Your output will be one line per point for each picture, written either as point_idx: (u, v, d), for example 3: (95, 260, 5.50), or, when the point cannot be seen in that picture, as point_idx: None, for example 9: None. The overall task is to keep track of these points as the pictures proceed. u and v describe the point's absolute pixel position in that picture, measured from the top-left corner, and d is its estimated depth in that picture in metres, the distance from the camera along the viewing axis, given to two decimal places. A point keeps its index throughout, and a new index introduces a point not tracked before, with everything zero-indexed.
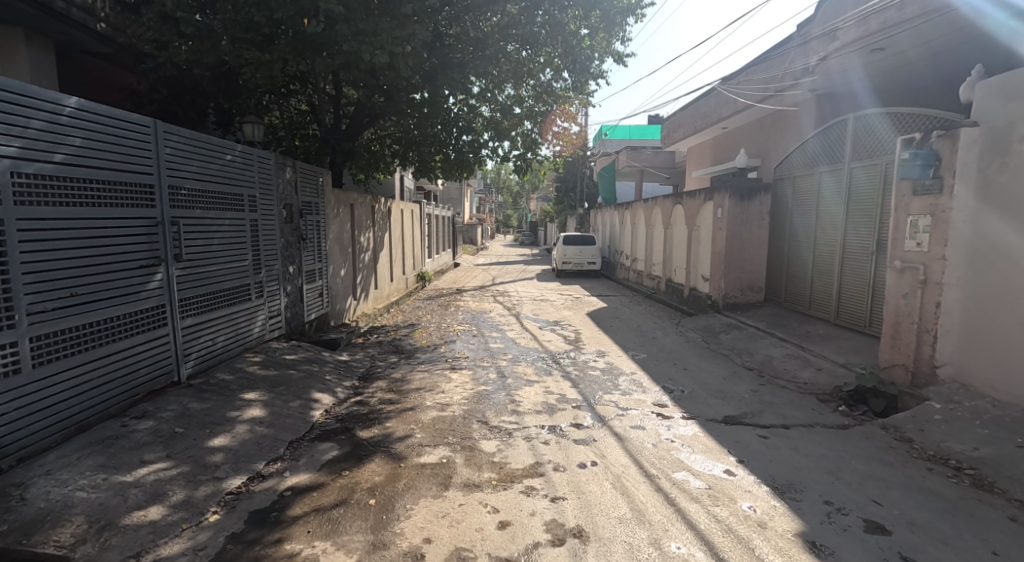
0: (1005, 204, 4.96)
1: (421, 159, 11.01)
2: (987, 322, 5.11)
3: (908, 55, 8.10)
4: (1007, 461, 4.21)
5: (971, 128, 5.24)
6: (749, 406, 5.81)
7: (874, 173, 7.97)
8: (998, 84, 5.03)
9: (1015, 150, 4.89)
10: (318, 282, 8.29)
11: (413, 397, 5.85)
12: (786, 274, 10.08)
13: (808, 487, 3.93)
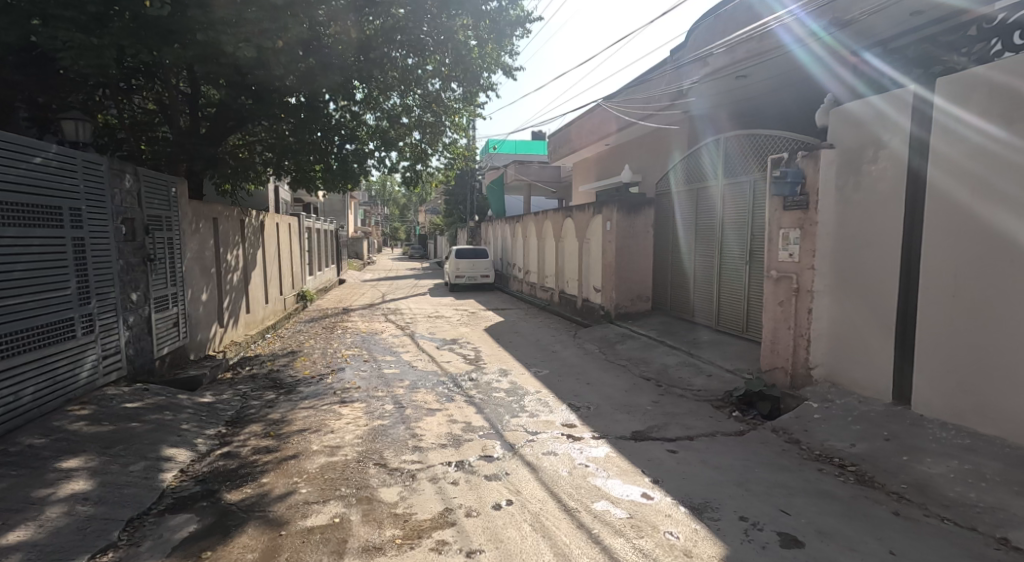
0: (860, 216, 5.38)
1: (297, 168, 9.93)
2: (851, 326, 5.48)
3: (769, 82, 8.78)
4: (882, 455, 4.50)
5: (829, 149, 5.65)
6: (655, 419, 5.85)
7: (742, 189, 8.58)
8: (849, 109, 5.48)
9: (867, 169, 5.32)
10: (171, 310, 7.25)
11: (296, 442, 5.19)
12: (670, 283, 10.53)
13: (723, 503, 3.98)
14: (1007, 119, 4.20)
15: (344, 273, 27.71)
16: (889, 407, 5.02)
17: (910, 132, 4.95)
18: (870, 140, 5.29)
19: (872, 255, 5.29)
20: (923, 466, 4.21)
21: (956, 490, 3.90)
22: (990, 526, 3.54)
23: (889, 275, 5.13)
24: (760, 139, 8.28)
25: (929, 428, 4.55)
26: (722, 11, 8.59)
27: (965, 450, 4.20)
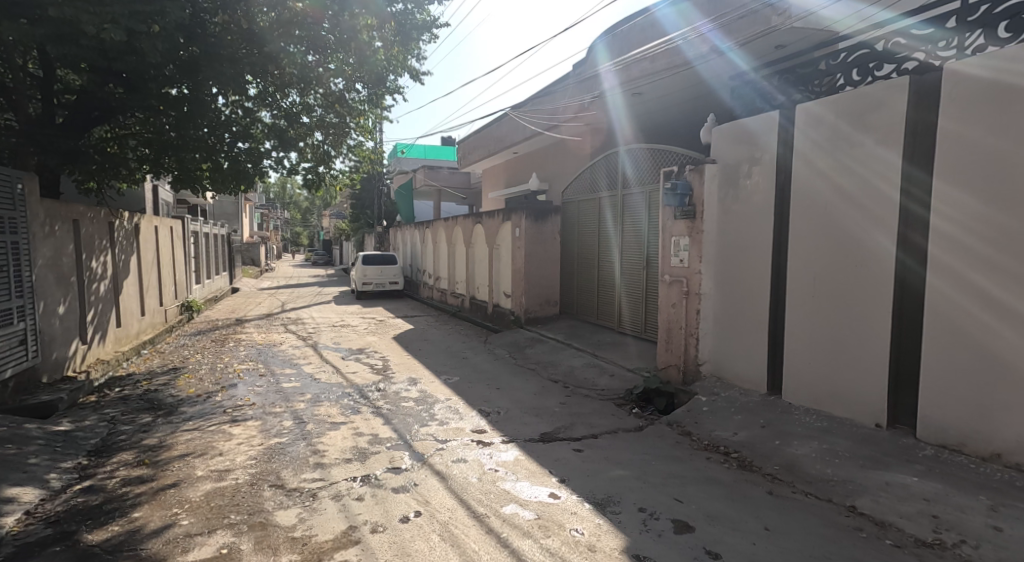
0: (740, 224, 5.92)
1: (180, 165, 8.63)
2: (732, 326, 6.02)
3: (661, 100, 9.42)
4: (758, 441, 5.00)
5: (712, 164, 6.19)
6: (562, 420, 6.11)
7: (640, 199, 9.11)
8: (729, 127, 6.02)
9: (743, 183, 5.88)
10: (18, 325, 6.57)
11: (174, 469, 4.93)
12: (576, 288, 10.98)
13: (624, 496, 4.26)
14: (851, 140, 4.80)
15: (238, 282, 26.17)
16: (763, 398, 5.55)
17: (777, 151, 5.52)
18: (745, 157, 5.85)
19: (749, 261, 5.83)
20: (791, 449, 4.72)
21: (816, 467, 4.41)
22: (843, 496, 4.04)
23: (762, 279, 5.68)
24: (656, 154, 8.79)
25: (797, 414, 5.10)
26: (618, 32, 9.18)
27: (824, 431, 4.75)
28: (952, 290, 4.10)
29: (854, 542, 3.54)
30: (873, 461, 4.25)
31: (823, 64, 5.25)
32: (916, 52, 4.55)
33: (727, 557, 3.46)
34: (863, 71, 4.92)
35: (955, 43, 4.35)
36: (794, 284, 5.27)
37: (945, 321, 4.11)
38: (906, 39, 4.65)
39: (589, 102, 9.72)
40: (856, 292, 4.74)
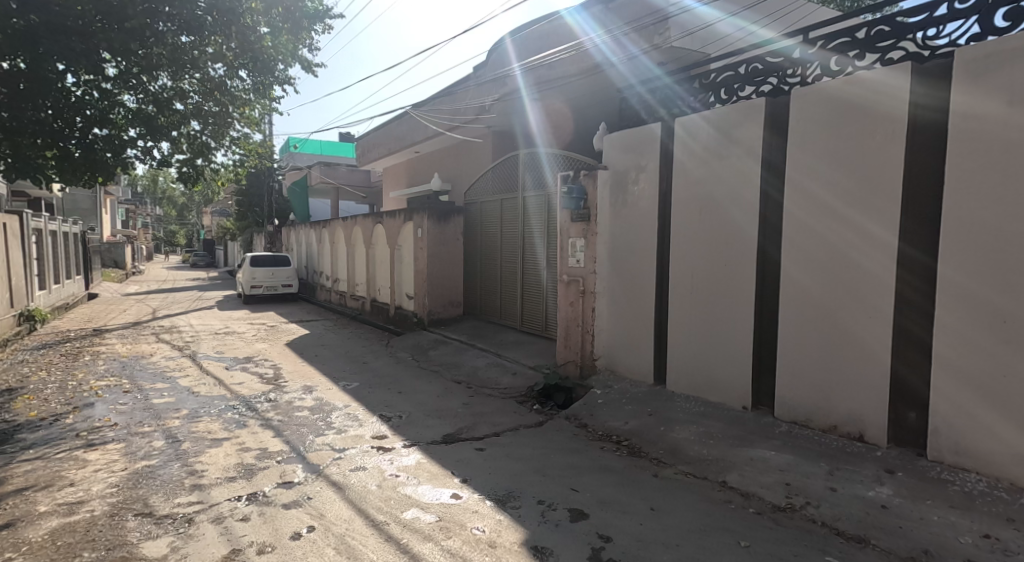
0: (628, 227, 6.27)
1: (15, 152, 6.81)
2: (622, 323, 6.36)
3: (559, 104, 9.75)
4: (646, 428, 5.35)
5: (604, 170, 6.52)
6: (464, 420, 6.18)
7: (540, 202, 9.37)
8: (618, 136, 6.36)
9: (631, 189, 6.23)
10: None
11: (11, 505, 4.36)
12: (479, 288, 11.10)
13: (524, 491, 4.40)
14: (721, 151, 5.22)
15: (100, 287, 23.59)
16: (650, 388, 5.94)
17: (659, 160, 5.90)
18: (632, 165, 6.20)
19: (636, 262, 6.18)
20: (674, 433, 5.10)
21: (695, 448, 4.80)
22: (716, 473, 4.43)
23: (648, 278, 6.04)
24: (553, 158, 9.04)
25: (679, 401, 5.51)
26: (519, 38, 9.51)
27: (701, 415, 5.18)
28: (796, 282, 4.60)
29: (727, 512, 3.90)
30: (741, 439, 4.68)
31: (696, 83, 5.63)
32: (772, 76, 4.97)
33: (617, 539, 3.68)
34: (730, 91, 5.34)
35: (799, 73, 4.79)
36: (676, 283, 5.66)
37: (792, 311, 4.63)
38: (762, 65, 5.06)
39: (490, 104, 9.90)
40: (728, 289, 5.17)
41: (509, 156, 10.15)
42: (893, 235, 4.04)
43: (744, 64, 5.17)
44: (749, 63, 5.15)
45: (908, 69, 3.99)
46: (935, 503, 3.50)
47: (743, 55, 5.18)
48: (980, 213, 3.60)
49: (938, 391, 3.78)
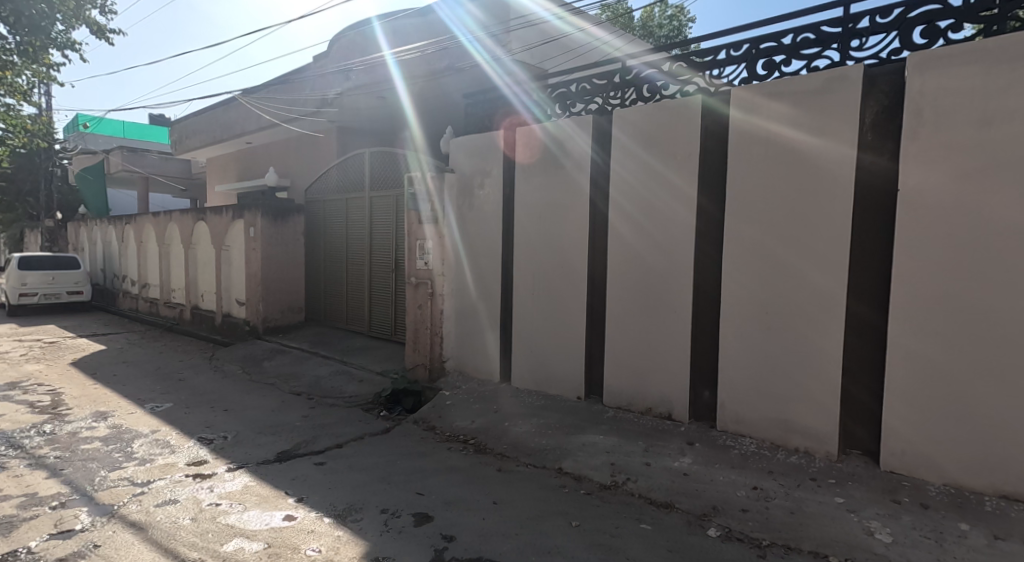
0: (473, 228, 6.43)
1: None
2: (470, 323, 6.50)
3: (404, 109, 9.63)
4: (492, 425, 5.53)
5: (451, 174, 6.61)
6: (303, 434, 5.86)
7: (388, 201, 9.20)
8: (465, 140, 6.47)
9: (477, 193, 6.38)
10: None
11: None
12: (323, 291, 10.61)
13: (366, 502, 4.30)
14: (558, 158, 5.54)
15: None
16: (496, 386, 6.14)
17: (502, 165, 6.12)
18: (478, 169, 6.36)
19: (482, 262, 6.34)
20: (518, 427, 5.33)
21: (536, 439, 5.06)
22: (555, 460, 4.72)
23: (494, 278, 6.23)
24: (399, 159, 8.93)
25: (523, 397, 5.78)
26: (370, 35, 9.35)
27: (543, 408, 5.47)
28: (617, 280, 5.02)
29: (563, 496, 4.18)
30: (576, 427, 5.04)
31: (534, 96, 5.92)
32: (596, 96, 5.43)
33: (460, 538, 3.73)
34: (563, 106, 5.70)
35: (619, 96, 5.25)
36: (522, 284, 5.90)
37: (613, 307, 5.05)
38: (590, 85, 5.47)
39: (332, 98, 9.46)
40: (563, 288, 5.53)
41: (353, 154, 9.85)
42: (686, 233, 4.56)
43: (576, 83, 5.57)
44: (579, 82, 5.55)
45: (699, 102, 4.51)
46: (722, 466, 4.03)
47: (574, 74, 5.55)
48: (746, 209, 4.17)
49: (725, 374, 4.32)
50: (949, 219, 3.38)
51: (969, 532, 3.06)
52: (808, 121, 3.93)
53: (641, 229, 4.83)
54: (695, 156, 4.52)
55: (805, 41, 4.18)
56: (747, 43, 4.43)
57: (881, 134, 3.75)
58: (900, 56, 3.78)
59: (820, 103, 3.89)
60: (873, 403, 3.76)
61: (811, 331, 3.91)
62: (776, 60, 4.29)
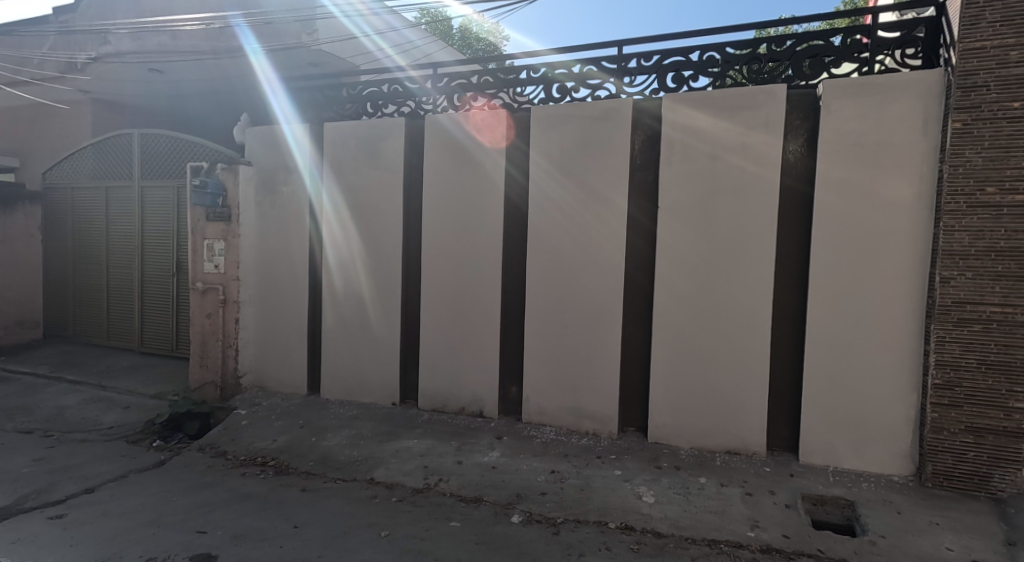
0: (276, 230, 6.11)
1: None
2: (271, 327, 6.21)
3: (178, 86, 8.54)
4: (296, 442, 5.28)
5: (247, 167, 6.17)
6: (37, 481, 4.86)
7: (166, 195, 8.19)
8: (263, 131, 6.11)
9: (280, 191, 6.09)
10: None
11: None
12: (71, 299, 8.99)
13: (128, 553, 3.73)
14: (371, 161, 5.62)
15: None
16: (305, 399, 6.01)
17: (308, 163, 5.96)
18: (281, 164, 6.07)
19: (285, 263, 6.08)
20: (326, 441, 5.21)
21: (345, 452, 5.00)
22: (365, 472, 4.70)
23: (300, 281, 6.04)
24: (170, 142, 7.97)
25: (333, 408, 5.72)
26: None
27: (355, 419, 5.48)
28: (430, 286, 5.26)
29: (370, 508, 4.17)
30: (389, 434, 5.15)
31: (345, 92, 5.94)
32: (408, 100, 5.62)
33: None
34: (375, 106, 5.79)
35: (431, 102, 5.54)
36: (331, 288, 5.84)
37: (425, 312, 5.29)
38: (401, 88, 5.66)
39: (83, 63, 7.86)
40: (378, 291, 5.60)
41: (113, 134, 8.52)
42: (491, 244, 4.99)
43: (387, 84, 5.72)
44: (390, 83, 5.70)
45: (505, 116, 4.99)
46: (526, 455, 4.55)
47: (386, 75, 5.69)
48: (542, 222, 4.69)
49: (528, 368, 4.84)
50: (690, 229, 4.17)
51: (705, 484, 3.94)
52: (589, 145, 4.54)
53: (450, 239, 5.15)
54: (499, 166, 4.94)
55: (589, 73, 4.71)
56: (544, 67, 4.89)
57: (647, 158, 4.51)
58: (655, 95, 4.44)
59: (598, 126, 4.51)
60: (640, 384, 4.59)
61: (594, 329, 4.57)
62: (568, 86, 4.83)
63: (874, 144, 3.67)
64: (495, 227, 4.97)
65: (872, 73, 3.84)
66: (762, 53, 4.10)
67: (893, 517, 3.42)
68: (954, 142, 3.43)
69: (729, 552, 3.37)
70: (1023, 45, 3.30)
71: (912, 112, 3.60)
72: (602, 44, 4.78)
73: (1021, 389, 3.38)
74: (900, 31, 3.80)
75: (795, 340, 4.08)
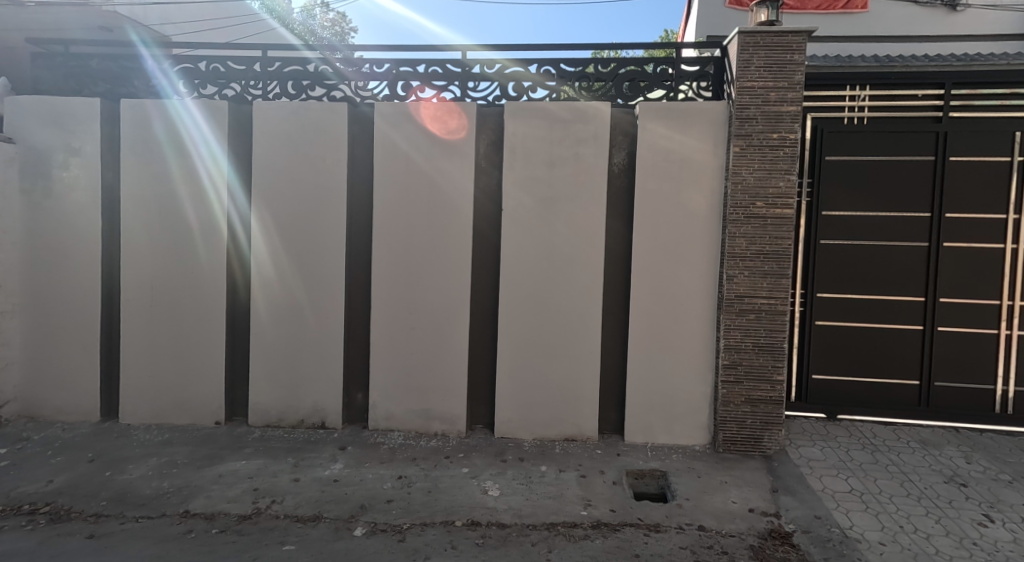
0: (57, 228, 5.10)
1: None
2: (43, 342, 5.15)
3: None
4: (81, 479, 4.27)
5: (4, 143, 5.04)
6: None
7: None
8: (30, 101, 5.07)
9: (57, 175, 5.08)
10: None
11: None
12: None
13: None
14: (183, 149, 4.98)
15: None
16: (96, 426, 5.09)
17: (97, 145, 5.07)
18: (57, 143, 5.07)
19: (65, 263, 5.11)
20: (125, 475, 4.33)
21: (151, 485, 4.19)
22: (177, 506, 3.95)
23: (88, 284, 5.11)
24: None
25: (135, 434, 4.93)
26: None
27: (163, 444, 4.77)
28: (264, 291, 4.91)
29: (185, 549, 3.49)
30: (210, 457, 4.58)
31: (149, 64, 5.12)
32: (233, 82, 5.11)
33: None
34: (190, 85, 5.14)
35: (260, 86, 5.09)
36: (132, 294, 5.05)
37: (258, 319, 4.92)
38: (224, 68, 5.10)
39: None
40: (194, 297, 5.00)
41: None
42: (334, 247, 4.83)
43: (206, 61, 5.09)
44: (209, 60, 5.09)
45: (346, 110, 4.82)
46: (372, 464, 4.42)
47: (205, 51, 5.04)
48: (388, 225, 4.70)
49: (374, 373, 4.80)
50: (530, 235, 4.54)
51: (546, 471, 4.27)
52: (435, 149, 4.66)
53: (289, 242, 4.87)
54: (343, 163, 4.81)
55: (434, 74, 4.81)
56: (388, 63, 4.84)
57: (490, 163, 4.77)
58: (498, 102, 4.74)
59: (444, 131, 4.65)
60: (486, 382, 4.85)
61: (441, 331, 4.69)
62: (413, 84, 4.85)
63: (679, 162, 4.40)
64: (339, 228, 4.82)
65: (676, 99, 4.57)
66: (590, 72, 4.62)
67: (695, 481, 4.09)
68: (734, 164, 4.28)
69: (566, 532, 3.62)
70: (779, 87, 4.25)
71: (705, 138, 4.39)
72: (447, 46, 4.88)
73: (781, 364, 4.32)
74: (697, 66, 4.57)
75: (618, 333, 4.66)
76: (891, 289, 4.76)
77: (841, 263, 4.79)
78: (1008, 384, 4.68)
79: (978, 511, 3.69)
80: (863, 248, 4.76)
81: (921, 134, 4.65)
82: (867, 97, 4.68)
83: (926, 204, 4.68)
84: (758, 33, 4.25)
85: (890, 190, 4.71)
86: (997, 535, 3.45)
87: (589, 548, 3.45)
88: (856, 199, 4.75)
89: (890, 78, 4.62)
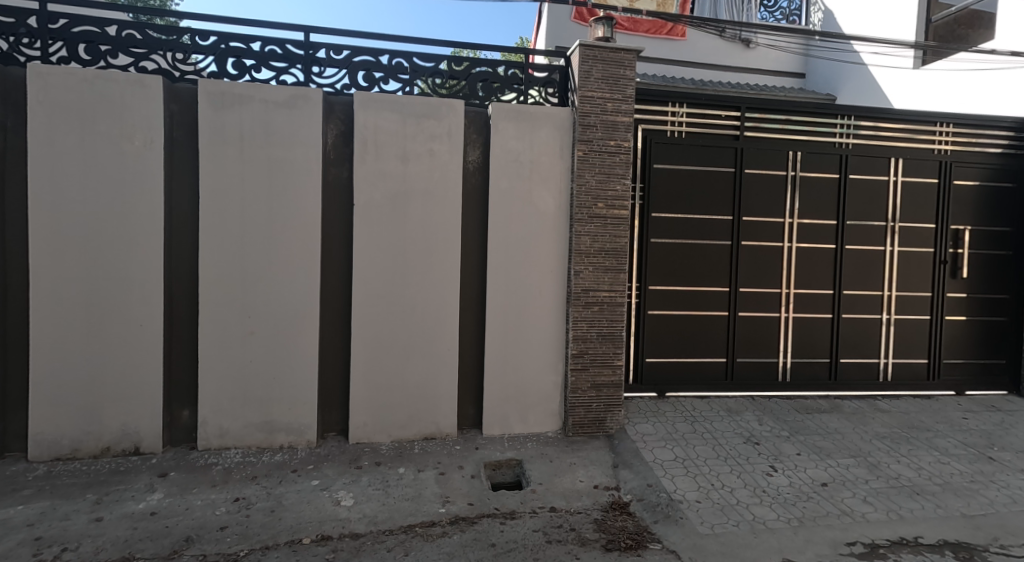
0: None
1: None
2: None
3: None
4: None
5: None
6: None
7: None
8: None
9: None
10: None
11: None
12: None
13: None
14: None
15: None
16: None
17: None
18: None
19: None
20: None
21: None
22: None
23: None
24: None
25: None
26: None
27: None
28: (51, 295, 4.04)
29: None
30: None
31: None
32: None
33: None
34: None
35: (38, 45, 4.15)
36: None
37: (43, 329, 4.04)
38: None
39: None
40: None
41: None
42: (152, 242, 4.15)
43: None
44: None
45: (161, 85, 4.17)
46: (200, 489, 3.88)
47: None
48: (217, 218, 4.19)
49: (202, 385, 4.23)
50: (382, 231, 4.39)
51: (403, 473, 4.16)
52: (274, 135, 4.25)
53: (89, 239, 4.07)
54: (161, 145, 4.16)
55: (271, 53, 4.40)
56: (216, 37, 4.31)
57: (338, 154, 4.50)
58: (346, 91, 4.50)
59: (285, 116, 4.27)
60: (338, 386, 4.57)
61: (284, 334, 4.31)
62: (246, 63, 4.38)
63: (530, 163, 4.61)
64: (155, 219, 4.16)
65: (527, 103, 4.77)
66: (444, 69, 4.63)
67: (548, 466, 4.32)
68: (578, 167, 4.61)
69: (423, 532, 3.56)
70: (615, 99, 4.66)
71: (552, 141, 4.65)
72: (287, 26, 4.49)
73: (620, 350, 4.76)
74: (545, 72, 4.82)
75: (475, 328, 4.72)
76: (703, 281, 5.54)
77: (666, 259, 5.46)
78: (786, 356, 5.72)
79: (766, 463, 4.45)
80: (682, 245, 5.47)
81: (724, 149, 5.49)
82: (684, 114, 5.37)
83: (727, 209, 5.54)
84: (597, 47, 4.61)
85: (702, 195, 5.48)
86: (779, 482, 4.20)
87: (446, 545, 3.43)
88: (677, 204, 5.44)
89: (701, 99, 5.35)
